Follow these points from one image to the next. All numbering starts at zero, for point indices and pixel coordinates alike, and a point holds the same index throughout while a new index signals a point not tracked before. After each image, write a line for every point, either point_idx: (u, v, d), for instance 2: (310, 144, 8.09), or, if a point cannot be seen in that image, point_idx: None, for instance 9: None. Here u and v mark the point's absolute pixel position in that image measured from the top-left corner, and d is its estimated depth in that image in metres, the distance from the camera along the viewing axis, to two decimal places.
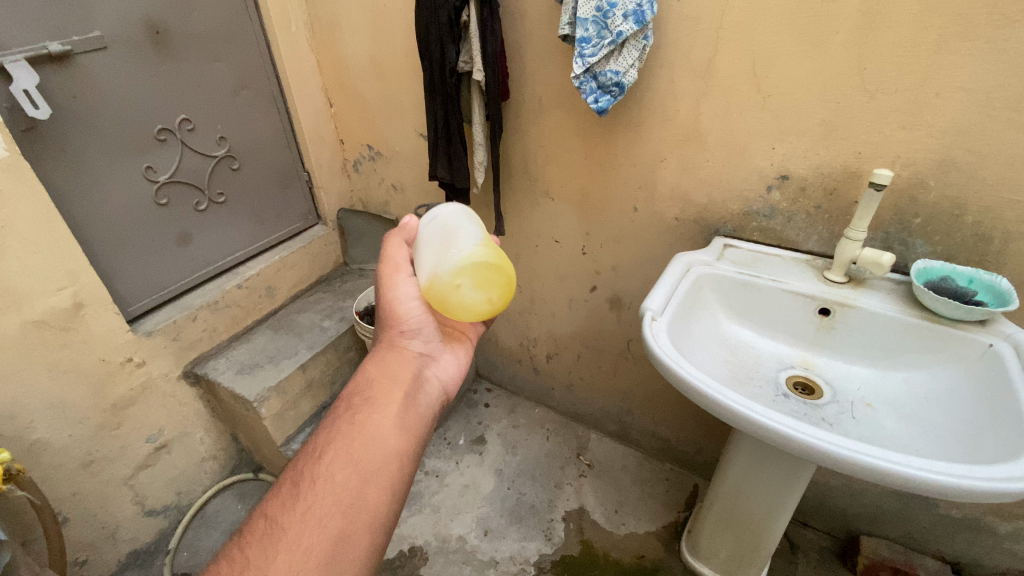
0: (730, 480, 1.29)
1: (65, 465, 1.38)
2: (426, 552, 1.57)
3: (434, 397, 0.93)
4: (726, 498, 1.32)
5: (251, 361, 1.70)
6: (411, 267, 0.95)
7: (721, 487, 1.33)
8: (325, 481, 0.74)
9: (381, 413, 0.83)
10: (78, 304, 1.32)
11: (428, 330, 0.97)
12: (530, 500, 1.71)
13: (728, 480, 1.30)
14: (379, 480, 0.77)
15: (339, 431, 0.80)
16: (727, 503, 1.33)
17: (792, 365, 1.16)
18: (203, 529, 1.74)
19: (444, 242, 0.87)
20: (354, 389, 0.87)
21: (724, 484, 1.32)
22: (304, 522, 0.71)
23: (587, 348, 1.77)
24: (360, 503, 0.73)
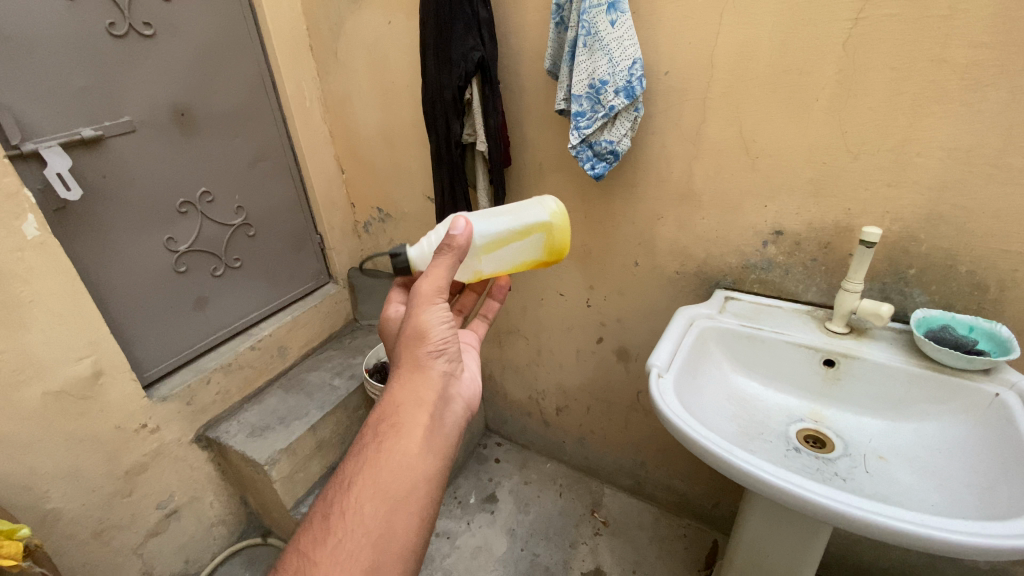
0: (748, 539, 1.26)
1: (76, 536, 1.37)
2: None
3: (459, 413, 0.87)
4: (746, 557, 1.29)
5: (263, 423, 1.70)
6: (444, 291, 0.85)
7: (738, 547, 1.30)
8: (354, 514, 0.71)
9: (407, 440, 0.77)
10: (97, 372, 1.36)
11: (453, 348, 0.88)
12: (545, 561, 1.66)
13: (745, 541, 1.27)
14: (407, 508, 0.73)
15: (366, 462, 0.75)
16: (747, 562, 1.29)
17: (802, 418, 1.16)
18: None
19: (513, 209, 0.94)
20: (379, 412, 0.81)
21: (742, 545, 1.28)
22: (335, 558, 0.68)
23: (596, 400, 1.77)
24: (389, 534, 0.70)
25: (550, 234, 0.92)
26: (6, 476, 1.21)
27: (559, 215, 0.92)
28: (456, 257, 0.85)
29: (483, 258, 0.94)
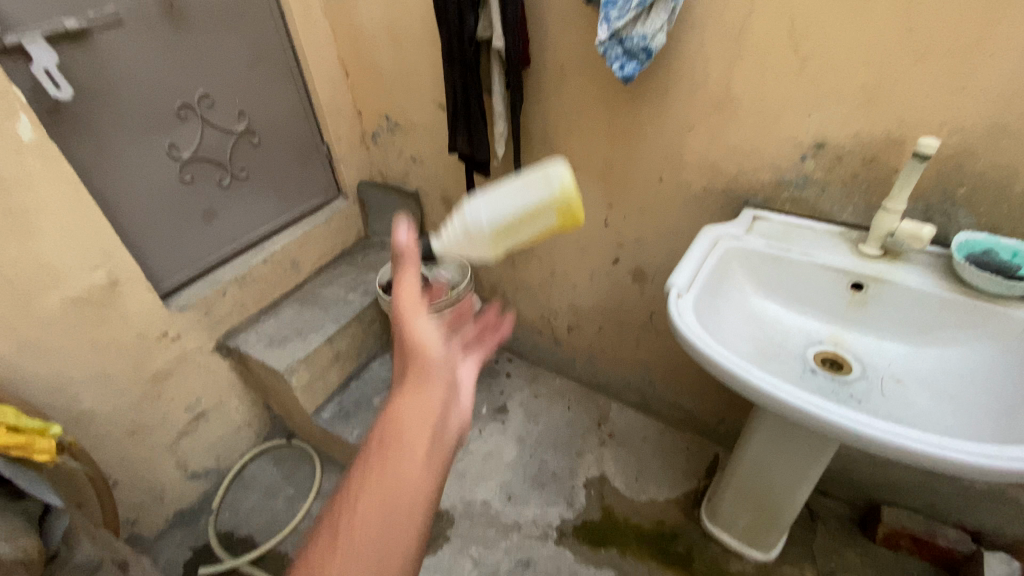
0: (753, 453, 1.30)
1: (111, 433, 1.45)
2: (453, 515, 1.63)
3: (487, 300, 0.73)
4: (749, 470, 1.33)
5: (281, 334, 1.71)
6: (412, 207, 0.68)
7: (742, 460, 1.34)
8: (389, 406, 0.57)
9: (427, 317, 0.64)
10: (113, 281, 1.37)
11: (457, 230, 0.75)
12: (552, 467, 1.75)
13: (751, 455, 1.30)
14: (439, 377, 0.60)
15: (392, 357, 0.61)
16: (749, 474, 1.34)
17: (821, 341, 1.14)
18: (241, 491, 1.78)
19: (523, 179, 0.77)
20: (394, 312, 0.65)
21: (747, 459, 1.32)
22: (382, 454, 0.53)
23: (608, 320, 1.76)
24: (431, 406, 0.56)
25: (563, 211, 0.77)
26: (36, 378, 1.27)
27: (567, 184, 0.76)
28: (414, 254, 0.65)
29: (487, 242, 0.77)
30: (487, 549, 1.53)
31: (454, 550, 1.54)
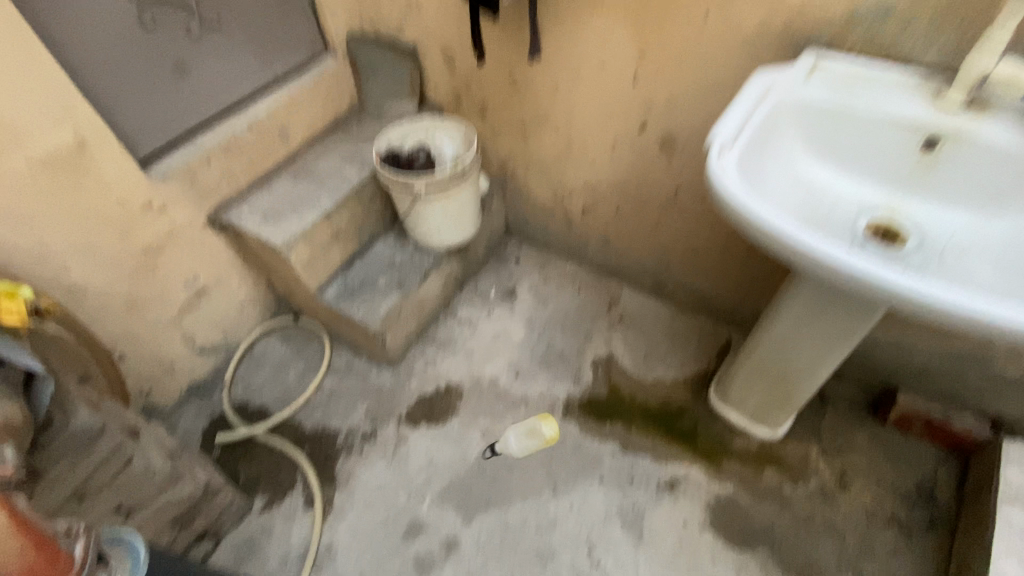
0: (776, 333, 1.23)
1: (109, 307, 1.41)
2: (461, 389, 1.64)
3: None
4: (769, 350, 1.27)
5: (276, 208, 1.58)
6: None
7: (763, 341, 1.28)
8: None
9: None
10: (82, 141, 1.23)
11: None
12: (561, 347, 1.73)
13: (774, 335, 1.24)
14: None
15: None
16: (770, 354, 1.28)
17: (875, 210, 1.01)
18: (253, 366, 1.78)
19: None
20: None
21: (770, 340, 1.25)
22: None
23: (627, 199, 1.62)
24: None
25: None
26: (16, 247, 1.19)
27: None
28: None
29: None
30: (495, 423, 1.56)
31: (462, 422, 1.56)
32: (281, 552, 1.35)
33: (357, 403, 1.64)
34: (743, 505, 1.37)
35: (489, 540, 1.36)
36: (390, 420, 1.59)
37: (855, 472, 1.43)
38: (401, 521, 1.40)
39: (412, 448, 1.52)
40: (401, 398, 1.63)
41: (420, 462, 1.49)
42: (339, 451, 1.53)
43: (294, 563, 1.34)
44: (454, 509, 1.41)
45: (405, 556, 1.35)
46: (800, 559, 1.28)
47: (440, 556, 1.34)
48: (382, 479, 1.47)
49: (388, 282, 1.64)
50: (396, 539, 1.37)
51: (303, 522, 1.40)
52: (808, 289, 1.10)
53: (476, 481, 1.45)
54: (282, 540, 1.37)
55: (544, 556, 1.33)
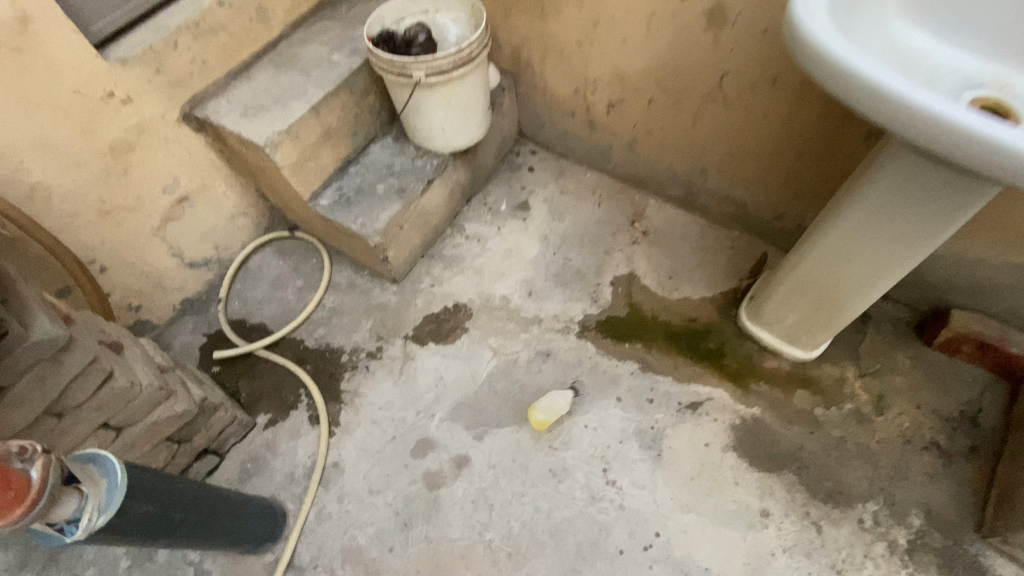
0: (832, 241, 1.06)
1: (79, 213, 1.28)
2: (471, 308, 1.51)
3: None
4: (820, 262, 1.11)
5: (256, 102, 1.38)
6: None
7: (813, 251, 1.11)
8: None
9: None
10: (20, 12, 1.03)
11: None
12: (578, 265, 1.57)
13: (828, 243, 1.07)
14: None
15: None
16: (819, 267, 1.12)
17: (981, 84, 0.80)
18: (249, 282, 1.66)
19: None
20: None
21: (822, 249, 1.09)
22: None
23: (661, 91, 1.39)
24: None
25: None
26: None
27: None
28: None
29: None
30: (507, 341, 1.45)
31: (472, 341, 1.46)
32: (287, 468, 1.30)
33: (361, 320, 1.52)
34: (770, 428, 1.28)
35: (502, 458, 1.28)
36: (396, 338, 1.47)
37: (894, 393, 1.33)
38: (410, 438, 1.32)
39: (419, 366, 1.42)
40: (407, 315, 1.51)
41: (427, 381, 1.40)
42: (343, 369, 1.44)
43: (300, 479, 1.29)
44: (465, 427, 1.32)
45: (414, 473, 1.27)
46: (830, 484, 1.21)
47: (451, 473, 1.26)
48: (388, 397, 1.38)
49: (386, 188, 1.46)
50: (404, 456, 1.29)
51: (308, 439, 1.34)
52: (883, 185, 0.91)
53: (487, 401, 1.36)
54: (288, 457, 1.32)
55: (558, 474, 1.25)
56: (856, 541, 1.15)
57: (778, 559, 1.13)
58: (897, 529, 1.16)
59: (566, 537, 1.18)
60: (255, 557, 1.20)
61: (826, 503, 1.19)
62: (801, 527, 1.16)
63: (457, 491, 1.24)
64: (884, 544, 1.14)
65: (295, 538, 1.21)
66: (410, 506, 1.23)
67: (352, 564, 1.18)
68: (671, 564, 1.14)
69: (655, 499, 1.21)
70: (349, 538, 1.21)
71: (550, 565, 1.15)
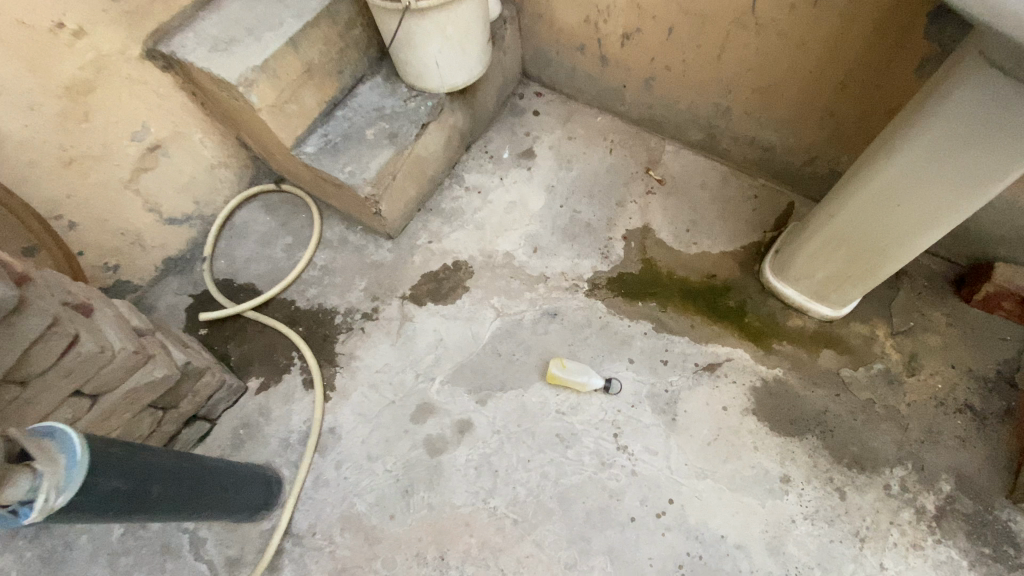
0: (882, 183, 0.94)
1: (39, 164, 1.16)
2: (472, 266, 1.40)
3: None
4: (864, 208, 0.99)
5: (227, 36, 1.23)
6: None
7: (858, 195, 0.99)
8: None
9: None
10: None
11: None
12: (587, 218, 1.45)
13: (877, 186, 0.95)
14: None
15: None
16: (862, 214, 1.01)
17: None
18: (235, 239, 1.55)
19: None
20: None
21: (869, 193, 0.97)
22: None
23: (684, 16, 1.23)
24: None
25: None
26: None
27: None
28: None
29: None
30: (511, 301, 1.35)
31: (474, 300, 1.36)
32: (282, 434, 1.24)
33: (354, 279, 1.41)
34: (792, 390, 1.20)
35: (507, 422, 1.20)
36: (392, 298, 1.37)
37: (927, 353, 1.23)
38: (409, 402, 1.24)
39: (418, 327, 1.33)
40: (404, 273, 1.40)
41: (427, 343, 1.31)
42: (337, 331, 1.35)
43: (295, 446, 1.22)
44: (467, 390, 1.25)
45: (414, 438, 1.20)
46: (855, 448, 1.14)
47: (453, 439, 1.19)
48: (386, 360, 1.30)
49: (376, 134, 1.33)
50: (404, 421, 1.22)
51: (302, 404, 1.27)
52: (953, 115, 0.79)
53: (491, 363, 1.28)
54: (281, 424, 1.25)
55: (566, 439, 1.18)
56: (881, 507, 1.08)
57: (799, 526, 1.07)
58: (926, 495, 1.09)
59: (575, 504, 1.12)
60: (251, 525, 1.16)
61: (851, 469, 1.12)
62: (824, 493, 1.10)
63: (460, 457, 1.18)
64: (911, 511, 1.08)
65: (291, 505, 1.15)
66: (411, 473, 1.17)
67: (351, 532, 1.13)
68: (686, 531, 1.08)
69: (669, 464, 1.14)
70: (348, 506, 1.15)
71: (559, 532, 1.10)
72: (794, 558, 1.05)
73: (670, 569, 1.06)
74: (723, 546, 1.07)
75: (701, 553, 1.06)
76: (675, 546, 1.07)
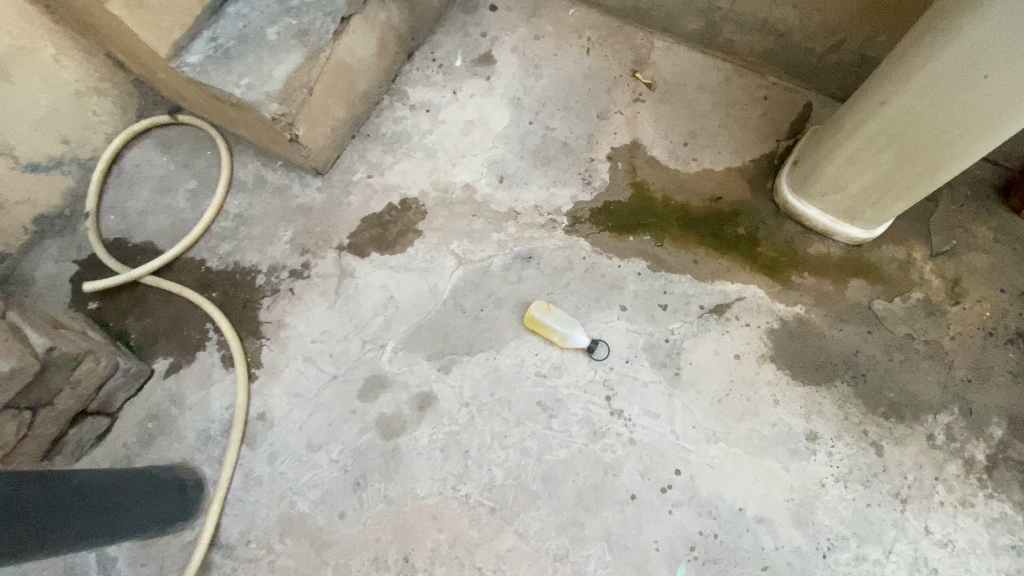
0: (971, 41, 0.68)
1: None
2: (424, 204, 1.13)
3: None
4: (934, 86, 0.74)
5: None
6: None
7: (927, 68, 0.74)
8: None
9: None
10: None
11: None
12: (562, 137, 1.17)
13: (960, 51, 0.70)
14: None
15: None
16: (928, 95, 0.76)
17: None
18: (126, 187, 1.22)
19: None
20: None
21: (946, 63, 0.72)
22: None
23: None
24: None
25: None
26: None
27: None
28: None
29: None
30: (475, 244, 1.09)
31: (428, 246, 1.10)
32: (200, 425, 1.00)
33: (278, 229, 1.13)
34: (817, 331, 1.00)
35: (477, 393, 0.98)
36: (327, 249, 1.10)
37: (973, 276, 1.03)
38: (356, 376, 1.01)
39: (361, 284, 1.07)
40: (339, 217, 1.13)
41: (373, 302, 1.06)
42: (260, 294, 1.08)
43: (217, 438, 0.99)
44: (426, 357, 1.01)
45: (364, 420, 0.98)
46: (892, 395, 0.96)
47: (412, 417, 0.97)
48: (323, 327, 1.05)
49: (281, 35, 1.02)
50: (350, 400, 0.99)
51: (223, 386, 1.03)
52: None
53: (454, 323, 1.04)
54: (199, 412, 1.02)
55: (549, 407, 0.97)
56: (925, 462, 0.92)
57: (829, 491, 0.90)
58: (975, 443, 0.93)
59: (564, 484, 0.93)
60: (170, 538, 0.94)
61: (888, 419, 0.94)
62: (858, 450, 0.92)
63: (422, 438, 0.96)
64: (958, 463, 0.92)
65: (217, 510, 0.94)
66: (362, 461, 0.95)
67: (294, 538, 0.92)
68: (697, 506, 0.90)
69: (674, 429, 0.94)
70: (287, 506, 0.94)
71: (546, 518, 0.91)
72: (825, 528, 0.89)
73: (680, 552, 0.88)
74: (742, 521, 0.89)
75: (716, 530, 0.89)
76: (685, 525, 0.90)
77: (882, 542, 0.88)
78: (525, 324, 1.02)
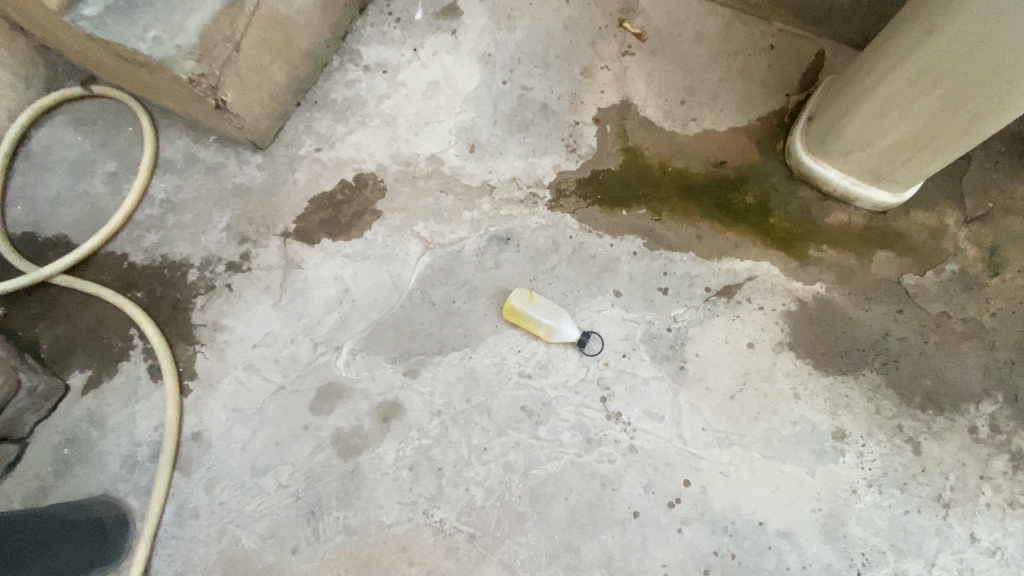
0: None
1: None
2: (383, 180, 0.97)
3: None
4: (998, 6, 0.60)
5: None
6: None
7: None
8: None
9: None
10: None
11: None
12: (541, 97, 1.01)
13: None
14: None
15: None
16: (989, 20, 0.62)
17: None
18: (33, 172, 1.04)
19: None
20: None
21: None
22: None
23: None
24: None
25: None
26: None
27: None
28: None
29: None
30: (443, 225, 0.94)
31: (389, 229, 0.94)
32: (125, 450, 0.85)
33: (212, 215, 0.97)
34: (841, 313, 0.87)
35: (450, 399, 0.84)
36: (270, 237, 0.94)
37: (1014, 243, 0.90)
38: (307, 385, 0.86)
39: (311, 276, 0.92)
40: (283, 199, 0.96)
41: (325, 298, 0.90)
42: (193, 293, 0.92)
43: (145, 465, 0.84)
44: (390, 360, 0.87)
45: (318, 437, 0.83)
46: (928, 383, 0.83)
47: (375, 431, 0.83)
48: (268, 328, 0.89)
49: None
50: (301, 414, 0.84)
51: (151, 403, 0.87)
52: None
53: (421, 318, 0.89)
54: (124, 434, 0.86)
55: (536, 413, 0.83)
56: (967, 459, 0.80)
57: (862, 499, 0.78)
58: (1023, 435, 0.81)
59: (555, 502, 0.79)
60: None
61: (924, 411, 0.82)
62: (892, 449, 0.80)
63: (387, 455, 0.82)
64: (1005, 458, 0.80)
65: (145, 551, 0.79)
66: (317, 485, 0.81)
67: None
68: (710, 522, 0.78)
69: (681, 433, 0.81)
70: (229, 542, 0.80)
71: (536, 544, 0.78)
72: (857, 542, 0.77)
73: None
74: (762, 537, 0.77)
75: (733, 549, 0.77)
76: (698, 545, 0.77)
77: (923, 554, 0.76)
78: (504, 317, 0.88)
